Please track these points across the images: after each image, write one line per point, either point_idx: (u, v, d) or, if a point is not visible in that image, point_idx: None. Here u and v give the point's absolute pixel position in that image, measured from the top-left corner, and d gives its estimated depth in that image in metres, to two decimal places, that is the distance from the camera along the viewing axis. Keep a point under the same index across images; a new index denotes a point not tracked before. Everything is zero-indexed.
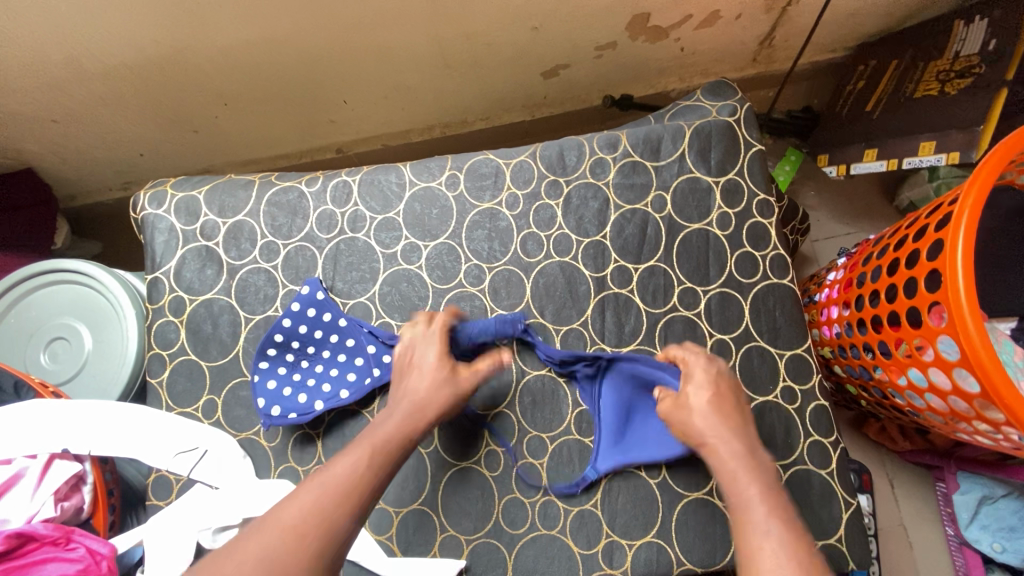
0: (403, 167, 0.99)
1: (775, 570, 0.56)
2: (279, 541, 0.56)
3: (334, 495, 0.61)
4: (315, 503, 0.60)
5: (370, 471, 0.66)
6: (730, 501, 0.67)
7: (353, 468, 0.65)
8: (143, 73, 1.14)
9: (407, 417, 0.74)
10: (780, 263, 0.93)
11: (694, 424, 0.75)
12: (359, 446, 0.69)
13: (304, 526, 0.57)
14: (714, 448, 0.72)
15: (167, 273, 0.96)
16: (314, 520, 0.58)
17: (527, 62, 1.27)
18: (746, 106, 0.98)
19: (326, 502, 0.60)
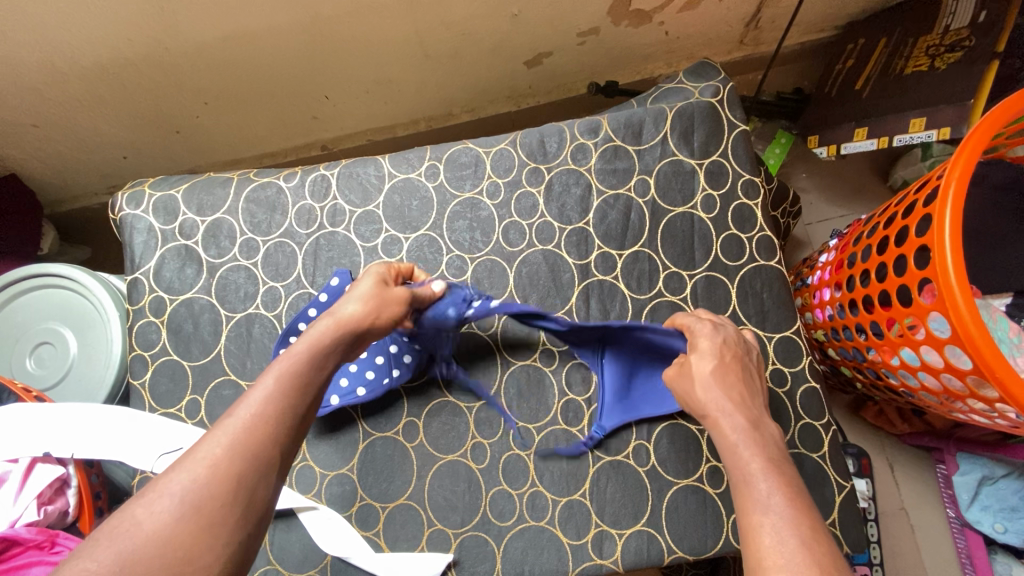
0: (381, 159, 0.97)
1: (775, 543, 0.52)
2: (201, 482, 0.51)
3: (258, 434, 0.56)
4: (234, 443, 0.54)
5: (292, 405, 0.60)
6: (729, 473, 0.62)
7: (271, 403, 0.59)
8: (119, 74, 1.13)
9: (329, 342, 0.67)
10: (766, 245, 0.91)
11: (696, 393, 0.71)
12: (272, 375, 0.61)
13: (226, 468, 0.52)
14: (715, 419, 0.68)
15: (147, 273, 0.96)
16: (235, 461, 0.53)
17: (509, 51, 1.25)
18: (729, 86, 0.96)
19: (253, 444, 0.55)
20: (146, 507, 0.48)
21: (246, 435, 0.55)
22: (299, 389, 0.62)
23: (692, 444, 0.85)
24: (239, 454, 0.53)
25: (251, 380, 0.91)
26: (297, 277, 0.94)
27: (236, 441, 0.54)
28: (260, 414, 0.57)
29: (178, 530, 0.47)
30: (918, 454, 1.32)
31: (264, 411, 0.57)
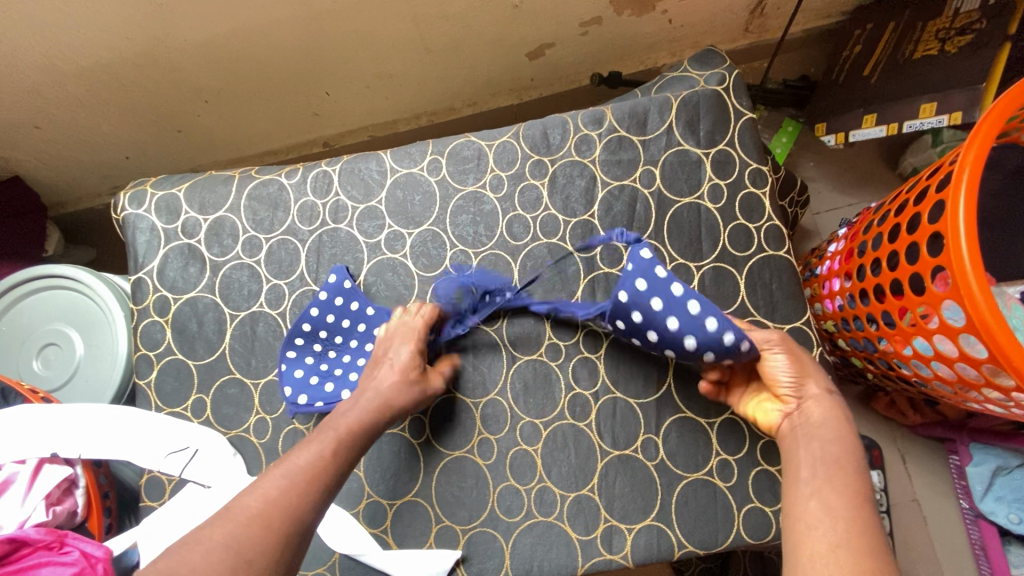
0: (383, 154, 0.96)
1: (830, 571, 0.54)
2: (246, 532, 0.57)
3: (302, 484, 0.63)
4: (284, 488, 0.62)
5: (335, 468, 0.67)
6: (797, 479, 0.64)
7: (321, 456, 0.67)
8: (119, 73, 1.12)
9: (377, 405, 0.74)
10: (775, 235, 0.90)
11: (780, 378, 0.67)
12: (328, 430, 0.71)
13: (269, 518, 0.59)
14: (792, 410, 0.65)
15: (151, 273, 0.95)
16: (282, 506, 0.60)
17: (510, 43, 1.24)
18: (735, 74, 0.94)
19: (298, 491, 0.62)
20: (201, 546, 0.55)
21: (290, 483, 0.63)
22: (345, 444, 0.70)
23: (701, 438, 0.84)
24: (285, 497, 0.61)
25: (256, 378, 0.91)
26: (300, 274, 0.93)
27: (282, 488, 0.62)
28: (307, 466, 0.65)
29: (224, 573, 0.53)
30: (930, 444, 1.30)
31: (312, 463, 0.66)
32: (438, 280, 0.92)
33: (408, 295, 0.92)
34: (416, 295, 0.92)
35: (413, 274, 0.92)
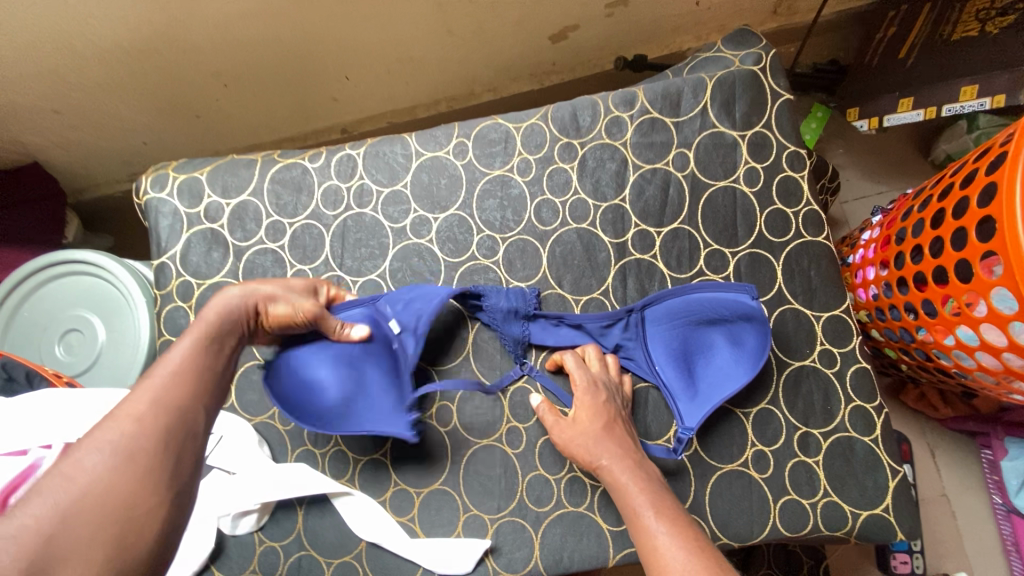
0: (408, 137, 0.94)
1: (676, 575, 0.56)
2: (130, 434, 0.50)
3: (166, 408, 0.54)
4: (158, 402, 0.54)
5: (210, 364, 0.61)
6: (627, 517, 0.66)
7: (178, 372, 0.58)
8: (139, 56, 1.11)
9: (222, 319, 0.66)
10: (814, 220, 0.87)
11: (590, 447, 0.74)
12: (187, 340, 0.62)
13: (153, 420, 0.52)
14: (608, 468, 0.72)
15: (174, 257, 0.94)
16: (160, 416, 0.53)
17: (534, 25, 1.21)
18: (771, 53, 0.91)
19: (173, 399, 0.55)
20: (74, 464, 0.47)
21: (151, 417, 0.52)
22: (204, 355, 0.61)
23: (736, 428, 0.82)
24: (160, 409, 0.53)
25: None
26: (325, 259, 0.91)
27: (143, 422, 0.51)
28: (168, 384, 0.56)
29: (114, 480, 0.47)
30: (961, 439, 1.27)
31: (168, 382, 0.56)
32: (465, 266, 0.90)
33: (435, 281, 0.90)
34: (443, 282, 0.90)
35: (441, 260, 0.90)
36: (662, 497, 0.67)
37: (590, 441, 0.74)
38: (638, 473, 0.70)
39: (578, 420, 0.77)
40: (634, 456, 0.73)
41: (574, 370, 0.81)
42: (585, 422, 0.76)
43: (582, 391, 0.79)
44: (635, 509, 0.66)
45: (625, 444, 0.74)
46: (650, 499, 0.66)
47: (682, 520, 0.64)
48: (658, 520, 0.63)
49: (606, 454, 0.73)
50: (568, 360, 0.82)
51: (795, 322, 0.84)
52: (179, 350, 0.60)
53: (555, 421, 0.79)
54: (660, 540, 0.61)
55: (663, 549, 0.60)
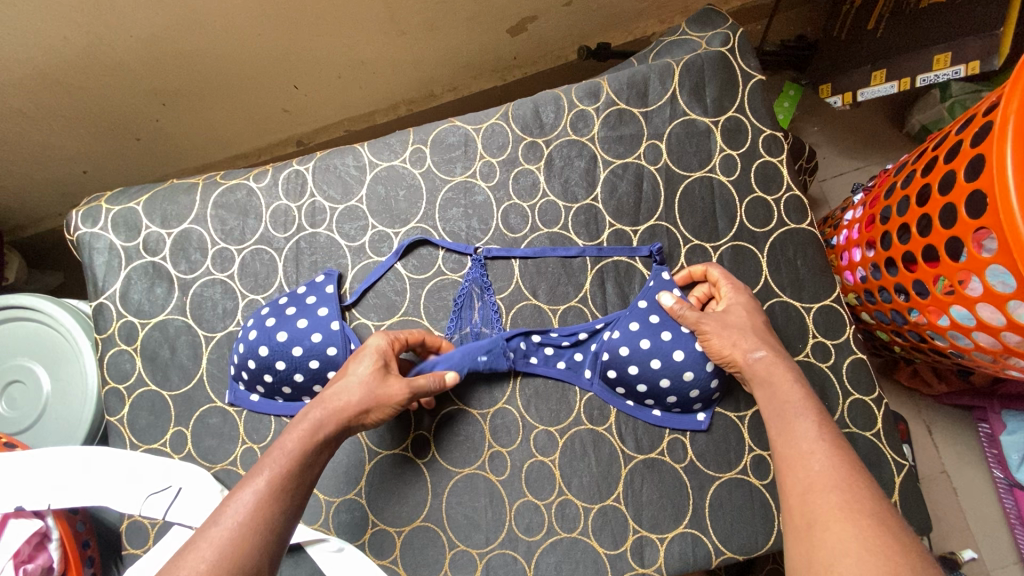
0: (360, 148, 0.87)
1: (842, 544, 0.47)
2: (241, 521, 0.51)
3: (271, 497, 0.54)
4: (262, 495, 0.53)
5: (304, 474, 0.58)
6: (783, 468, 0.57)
7: (297, 462, 0.58)
8: (61, 79, 1.02)
9: (324, 429, 0.61)
10: (796, 206, 0.82)
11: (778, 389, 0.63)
12: (299, 433, 0.60)
13: (255, 515, 0.52)
14: (790, 417, 0.60)
15: (113, 296, 0.86)
16: (254, 516, 0.52)
17: (489, 18, 1.14)
18: (739, 33, 0.86)
19: (284, 489, 0.55)
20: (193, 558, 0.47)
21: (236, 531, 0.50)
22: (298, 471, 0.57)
23: (731, 434, 0.78)
24: (263, 510, 0.52)
25: (238, 404, 0.82)
26: (279, 287, 0.84)
27: (226, 545, 0.49)
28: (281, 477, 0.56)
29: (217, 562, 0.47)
30: (957, 413, 1.25)
31: (279, 481, 0.55)
32: (432, 282, 0.83)
33: (400, 301, 0.83)
34: (409, 301, 0.83)
35: (406, 279, 0.84)
36: (870, 495, 0.51)
37: (742, 348, 0.68)
38: (844, 453, 0.55)
39: (756, 371, 0.66)
40: (842, 440, 0.57)
41: (730, 299, 0.73)
42: (728, 342, 0.68)
43: (792, 364, 0.67)
44: (800, 457, 0.56)
45: (802, 391, 0.63)
46: (835, 486, 0.52)
47: (865, 493, 0.51)
48: (850, 523, 0.48)
49: (795, 423, 0.59)
50: (714, 271, 0.76)
51: (785, 316, 0.80)
52: (290, 446, 0.59)
53: (698, 318, 0.71)
54: (842, 549, 0.46)
55: (840, 566, 0.45)
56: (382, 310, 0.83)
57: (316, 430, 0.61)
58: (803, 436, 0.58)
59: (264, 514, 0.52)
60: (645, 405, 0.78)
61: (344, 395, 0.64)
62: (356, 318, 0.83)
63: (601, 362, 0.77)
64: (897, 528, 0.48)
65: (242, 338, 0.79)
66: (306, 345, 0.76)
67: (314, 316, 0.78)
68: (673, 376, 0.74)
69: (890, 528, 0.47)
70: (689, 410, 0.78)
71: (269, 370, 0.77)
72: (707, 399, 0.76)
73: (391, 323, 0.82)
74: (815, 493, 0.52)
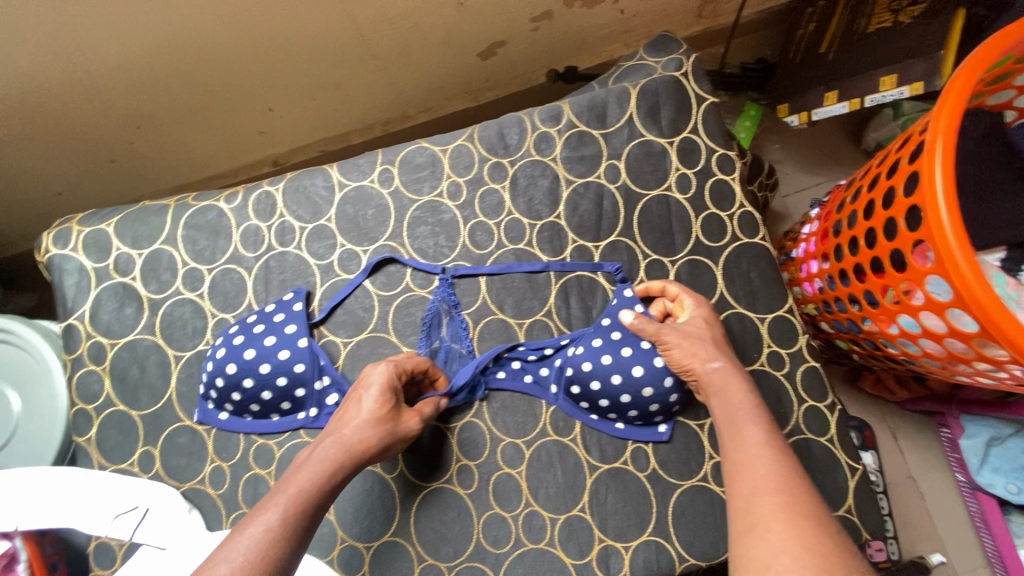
0: (330, 169, 0.90)
1: (780, 543, 0.49)
2: (246, 556, 0.51)
3: (278, 533, 0.54)
4: (270, 531, 0.54)
5: (312, 511, 0.58)
6: (731, 472, 0.59)
7: (305, 498, 0.58)
8: (35, 103, 1.03)
9: (333, 467, 0.62)
10: (749, 222, 0.86)
11: (732, 398, 0.66)
12: (310, 469, 0.61)
13: (261, 552, 0.52)
14: (740, 424, 0.63)
15: (82, 317, 0.87)
16: (259, 552, 0.52)
17: (459, 43, 1.18)
18: (692, 58, 0.91)
19: (291, 525, 0.55)
20: None
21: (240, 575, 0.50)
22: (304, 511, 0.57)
23: (692, 442, 0.80)
24: (269, 547, 0.53)
25: (205, 422, 0.83)
26: (249, 306, 0.85)
27: None
28: (289, 513, 0.56)
29: None
30: (920, 419, 1.28)
31: (287, 516, 0.56)
32: (400, 299, 0.85)
33: (369, 318, 0.85)
34: (377, 318, 0.85)
35: (374, 295, 0.85)
36: (808, 498, 0.53)
37: (702, 357, 0.70)
38: (786, 459, 0.58)
39: (712, 380, 0.69)
40: (786, 447, 0.60)
41: (691, 314, 0.76)
42: (689, 353, 0.70)
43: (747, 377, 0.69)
44: (747, 461, 0.58)
45: (753, 400, 0.66)
46: (778, 490, 0.54)
47: (806, 496, 0.53)
48: (789, 524, 0.50)
49: (746, 430, 0.62)
50: (672, 287, 0.79)
51: (741, 327, 0.83)
52: (302, 481, 0.59)
53: (658, 329, 0.73)
54: (780, 549, 0.48)
55: (777, 564, 0.48)
56: (351, 327, 0.84)
57: (328, 469, 0.61)
58: (751, 441, 0.60)
59: (269, 555, 0.52)
60: (609, 418, 0.80)
61: (355, 434, 0.65)
62: (326, 335, 0.84)
63: (565, 377, 0.79)
64: (833, 530, 0.50)
65: (212, 355, 0.80)
66: (274, 361, 0.78)
67: (281, 333, 0.79)
68: (633, 390, 0.76)
69: (827, 529, 0.50)
70: (650, 422, 0.79)
71: (237, 388, 0.78)
72: (667, 411, 0.78)
73: (360, 339, 0.84)
74: (760, 496, 0.54)
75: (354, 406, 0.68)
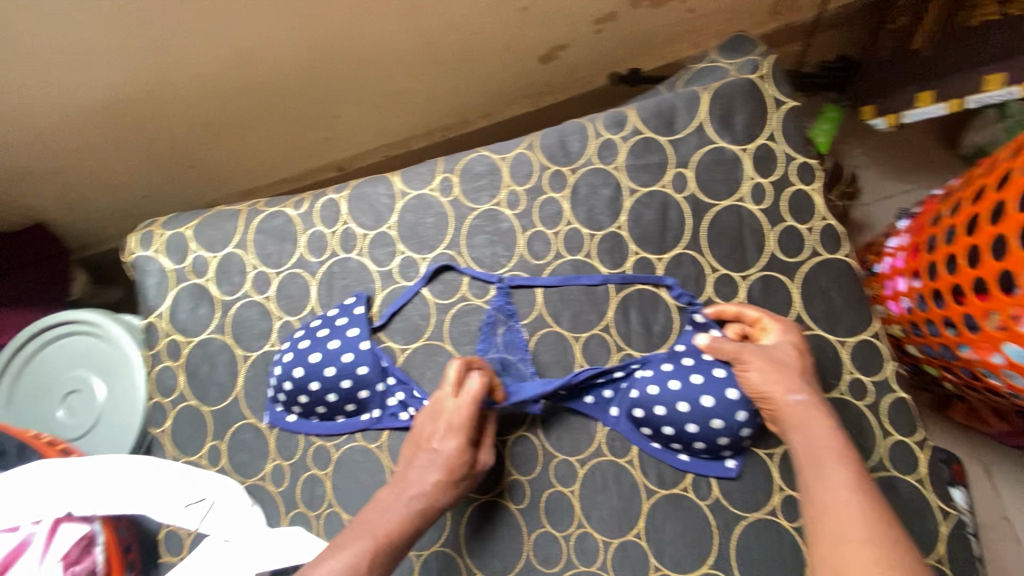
0: (392, 176, 0.91)
1: None
2: None
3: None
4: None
5: (388, 555, 0.66)
6: (814, 515, 0.57)
7: (382, 546, 0.66)
8: (127, 112, 1.11)
9: (410, 516, 0.69)
10: (832, 236, 0.79)
11: (815, 434, 0.63)
12: (387, 514, 0.68)
13: None
14: (824, 463, 0.60)
15: (161, 316, 0.92)
16: None
17: (521, 47, 1.17)
18: (770, 59, 0.85)
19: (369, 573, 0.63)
20: None
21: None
22: (387, 556, 0.66)
23: (760, 472, 0.75)
24: None
25: (269, 421, 0.86)
26: (312, 310, 0.88)
27: None
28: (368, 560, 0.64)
29: None
30: (1021, 456, 1.15)
31: (367, 563, 0.64)
32: (457, 307, 0.85)
33: (425, 325, 0.85)
34: (433, 325, 0.85)
35: (431, 303, 0.85)
36: (901, 554, 0.52)
37: (783, 386, 0.66)
38: (876, 507, 0.55)
39: (793, 413, 0.65)
40: (875, 492, 0.57)
41: (776, 338, 0.71)
42: (771, 378, 0.67)
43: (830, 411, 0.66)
44: (833, 506, 0.56)
45: (837, 437, 0.63)
46: (869, 542, 0.52)
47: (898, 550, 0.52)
48: None
49: (830, 470, 0.59)
50: (750, 310, 0.74)
51: (819, 350, 0.77)
52: (380, 526, 0.67)
53: (738, 348, 0.70)
54: None
55: None
56: (408, 334, 0.85)
57: (404, 518, 0.69)
58: (837, 483, 0.57)
59: None
60: (672, 449, 0.76)
61: (429, 483, 0.71)
62: (383, 340, 0.85)
63: (628, 400, 0.76)
64: None
65: (279, 359, 0.83)
66: (338, 364, 0.80)
67: (345, 337, 0.82)
68: (701, 420, 0.72)
69: None
70: (717, 456, 0.75)
71: (304, 391, 0.81)
72: (736, 446, 0.73)
73: (416, 346, 0.84)
74: (849, 547, 0.52)
75: (429, 449, 0.73)
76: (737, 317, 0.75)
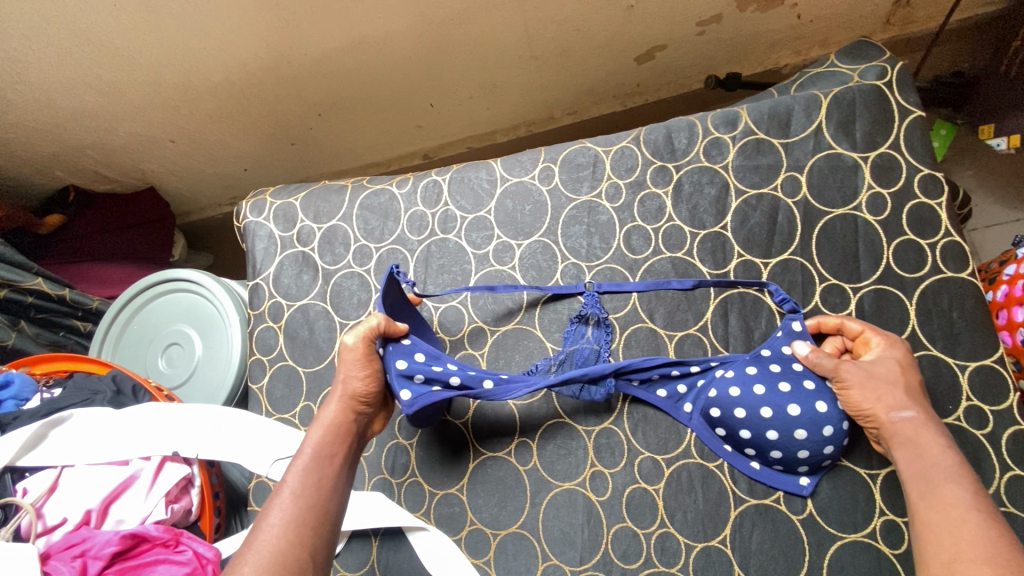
0: (493, 163, 0.93)
1: None
2: (299, 491, 0.60)
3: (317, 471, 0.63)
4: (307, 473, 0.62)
5: (341, 448, 0.67)
6: (924, 535, 0.54)
7: (328, 442, 0.67)
8: (245, 88, 1.18)
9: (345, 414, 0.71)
10: (955, 253, 0.75)
11: (926, 452, 0.59)
12: (325, 417, 0.70)
13: (305, 486, 0.61)
14: (936, 482, 0.57)
15: (267, 279, 0.97)
16: (307, 487, 0.61)
17: (620, 46, 1.17)
18: (898, 66, 0.81)
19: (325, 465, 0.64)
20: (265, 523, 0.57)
21: (283, 537, 0.55)
22: (335, 449, 0.67)
23: (860, 492, 0.71)
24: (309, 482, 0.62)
25: None
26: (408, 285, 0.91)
27: (293, 518, 0.58)
28: (317, 453, 0.65)
29: (290, 526, 0.57)
30: None
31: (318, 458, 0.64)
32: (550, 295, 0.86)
33: (517, 309, 0.86)
34: (525, 310, 0.86)
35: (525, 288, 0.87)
36: None
37: (887, 404, 0.63)
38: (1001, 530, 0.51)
39: (899, 431, 0.62)
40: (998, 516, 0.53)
41: (879, 353, 0.68)
42: (872, 396, 0.64)
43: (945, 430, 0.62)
44: (947, 525, 0.53)
45: (953, 457, 0.58)
46: (988, 560, 0.48)
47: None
48: None
49: (943, 489, 0.56)
50: (852, 323, 0.72)
51: (934, 372, 0.73)
52: (321, 429, 0.68)
53: (837, 363, 0.67)
54: None
55: None
56: (500, 317, 0.87)
57: (339, 416, 0.70)
58: (952, 503, 0.54)
59: (316, 490, 0.61)
60: (744, 453, 0.75)
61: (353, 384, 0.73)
62: (474, 320, 0.87)
63: (704, 399, 0.75)
64: None
65: None
66: (427, 350, 0.78)
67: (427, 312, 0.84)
68: (783, 429, 0.70)
69: None
70: (792, 470, 0.73)
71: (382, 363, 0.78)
72: (815, 463, 0.71)
73: (507, 329, 0.86)
74: (962, 564, 0.49)
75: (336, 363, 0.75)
76: (838, 330, 0.73)
